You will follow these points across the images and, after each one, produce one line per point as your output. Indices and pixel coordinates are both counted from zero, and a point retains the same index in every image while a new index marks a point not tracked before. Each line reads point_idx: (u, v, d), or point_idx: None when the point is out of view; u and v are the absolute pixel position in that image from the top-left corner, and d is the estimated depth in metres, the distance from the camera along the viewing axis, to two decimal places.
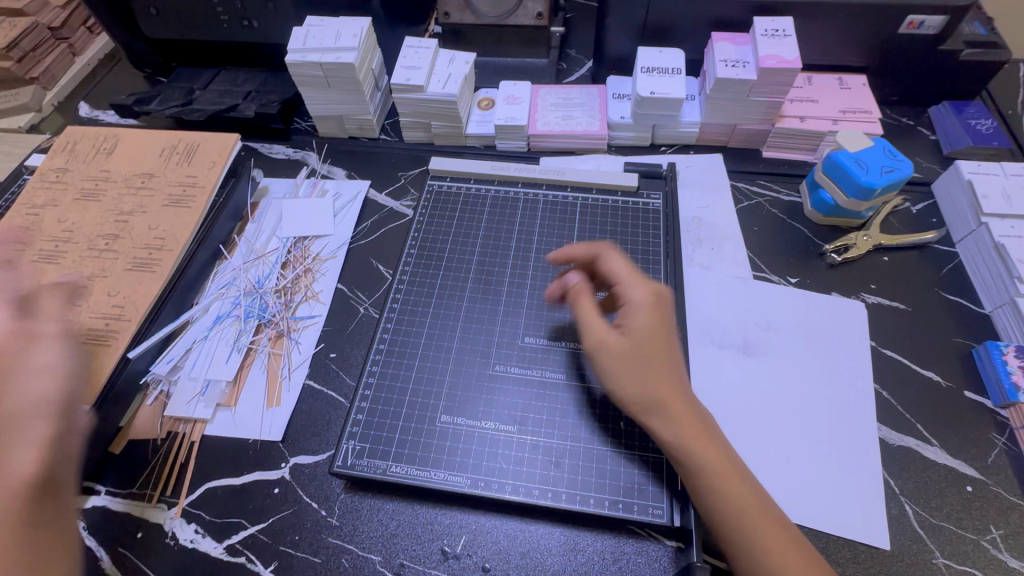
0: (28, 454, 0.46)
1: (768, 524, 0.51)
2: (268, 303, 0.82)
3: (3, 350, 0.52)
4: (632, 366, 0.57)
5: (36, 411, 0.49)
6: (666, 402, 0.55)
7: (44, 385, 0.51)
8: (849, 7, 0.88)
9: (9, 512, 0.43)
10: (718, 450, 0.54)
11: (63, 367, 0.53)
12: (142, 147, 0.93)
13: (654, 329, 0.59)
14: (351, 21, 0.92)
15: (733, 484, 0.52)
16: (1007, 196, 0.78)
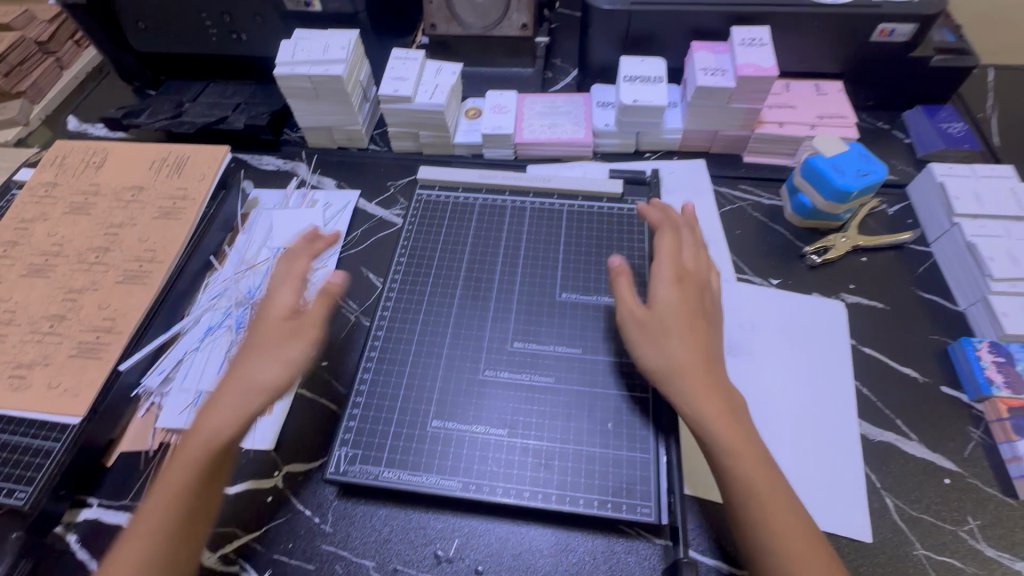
0: (229, 420, 0.60)
1: (768, 490, 0.57)
2: (260, 313, 0.83)
3: (270, 329, 0.65)
4: (659, 337, 0.64)
5: (250, 398, 0.61)
6: (686, 373, 0.62)
7: (275, 379, 0.62)
8: (823, 16, 0.91)
9: (198, 462, 0.58)
10: (736, 423, 0.59)
11: (290, 363, 0.63)
12: (131, 160, 0.94)
13: (676, 301, 0.66)
14: (339, 33, 0.94)
15: (746, 454, 0.58)
16: (977, 197, 0.81)
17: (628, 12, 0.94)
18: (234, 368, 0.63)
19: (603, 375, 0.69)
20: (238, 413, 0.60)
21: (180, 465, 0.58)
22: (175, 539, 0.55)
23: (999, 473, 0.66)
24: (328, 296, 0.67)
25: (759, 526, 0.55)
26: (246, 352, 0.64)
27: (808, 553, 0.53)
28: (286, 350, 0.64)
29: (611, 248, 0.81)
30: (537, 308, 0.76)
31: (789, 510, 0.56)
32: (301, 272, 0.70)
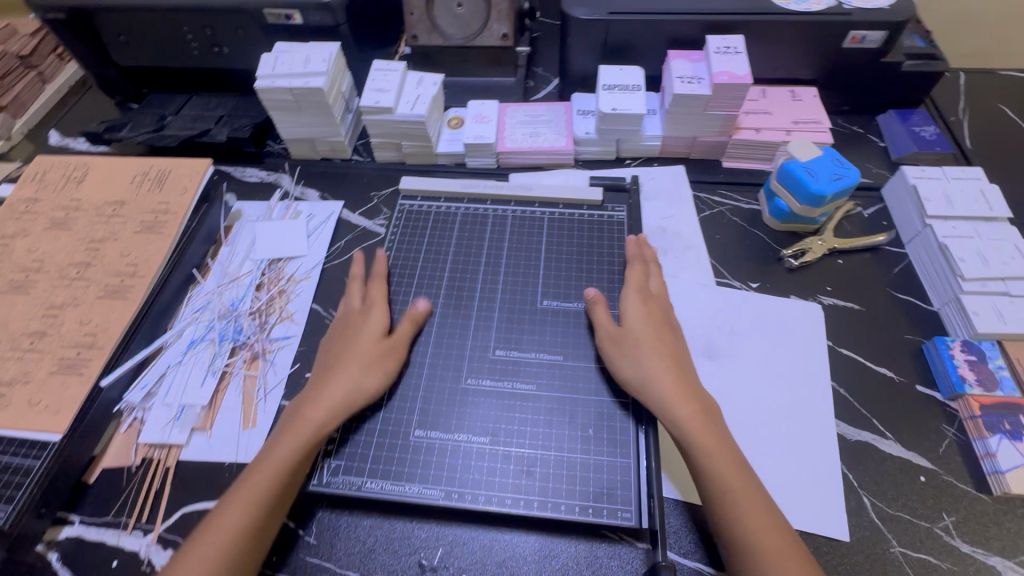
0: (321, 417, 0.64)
1: (743, 492, 0.59)
2: (243, 325, 0.83)
3: (366, 342, 0.69)
4: (632, 351, 0.67)
5: (351, 400, 0.65)
6: (659, 381, 0.64)
7: (374, 388, 0.67)
8: (795, 24, 0.92)
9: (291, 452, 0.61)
10: (710, 425, 0.62)
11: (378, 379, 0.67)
12: (113, 175, 0.93)
13: (645, 322, 0.70)
14: (320, 46, 0.95)
15: (720, 454, 0.60)
16: (948, 199, 0.83)
17: (606, 21, 0.95)
18: (338, 368, 0.67)
19: (584, 381, 0.70)
20: (337, 413, 0.64)
21: (285, 449, 0.62)
22: (265, 522, 0.59)
23: (973, 470, 0.68)
24: (417, 314, 0.73)
25: (731, 520, 0.57)
26: (350, 355, 0.68)
27: (779, 544, 0.56)
28: (386, 361, 0.69)
29: (592, 255, 0.82)
30: (518, 316, 0.76)
31: (759, 505, 0.58)
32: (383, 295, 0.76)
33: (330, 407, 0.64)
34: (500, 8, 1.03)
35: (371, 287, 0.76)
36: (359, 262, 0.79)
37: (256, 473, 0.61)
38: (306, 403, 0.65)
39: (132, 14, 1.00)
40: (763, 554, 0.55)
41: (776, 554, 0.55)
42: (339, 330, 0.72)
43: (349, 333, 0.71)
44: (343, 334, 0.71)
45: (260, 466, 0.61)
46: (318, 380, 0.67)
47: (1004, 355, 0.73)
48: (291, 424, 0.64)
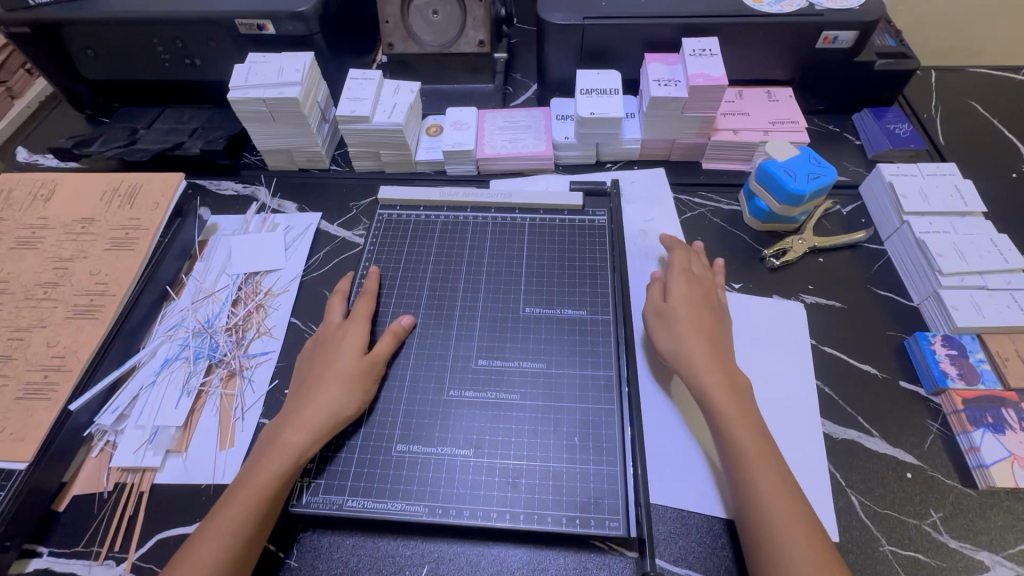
0: (302, 437, 0.62)
1: (760, 458, 0.61)
2: (219, 342, 0.81)
3: (345, 356, 0.68)
4: (674, 326, 0.71)
5: (330, 422, 0.63)
6: (692, 355, 0.68)
7: (356, 407, 0.65)
8: (768, 25, 0.93)
9: (271, 475, 0.59)
10: (736, 396, 0.65)
11: (357, 395, 0.66)
12: (81, 191, 0.91)
13: (685, 294, 0.73)
14: (293, 56, 0.93)
15: (742, 423, 0.63)
16: (924, 195, 0.84)
17: (582, 26, 0.95)
18: (318, 388, 0.65)
19: (568, 388, 0.69)
20: (317, 433, 0.63)
21: (264, 471, 0.60)
22: (246, 548, 0.57)
23: (958, 464, 0.68)
24: (399, 329, 0.72)
25: (747, 486, 0.60)
26: (330, 373, 0.66)
27: (791, 507, 0.58)
28: (368, 378, 0.67)
29: (574, 260, 0.82)
30: (501, 324, 0.75)
31: (773, 472, 0.60)
32: (367, 311, 0.74)
33: (310, 427, 0.62)
34: (476, 15, 1.03)
35: (356, 304, 0.75)
36: (347, 280, 0.79)
37: (233, 500, 0.59)
38: (287, 424, 0.63)
39: (99, 26, 0.97)
40: (772, 517, 0.58)
41: (787, 520, 0.57)
42: (320, 347, 0.70)
43: (329, 350, 0.69)
44: (323, 350, 0.69)
45: (239, 489, 0.59)
46: (297, 399, 0.65)
47: (984, 348, 0.74)
48: (269, 446, 0.62)
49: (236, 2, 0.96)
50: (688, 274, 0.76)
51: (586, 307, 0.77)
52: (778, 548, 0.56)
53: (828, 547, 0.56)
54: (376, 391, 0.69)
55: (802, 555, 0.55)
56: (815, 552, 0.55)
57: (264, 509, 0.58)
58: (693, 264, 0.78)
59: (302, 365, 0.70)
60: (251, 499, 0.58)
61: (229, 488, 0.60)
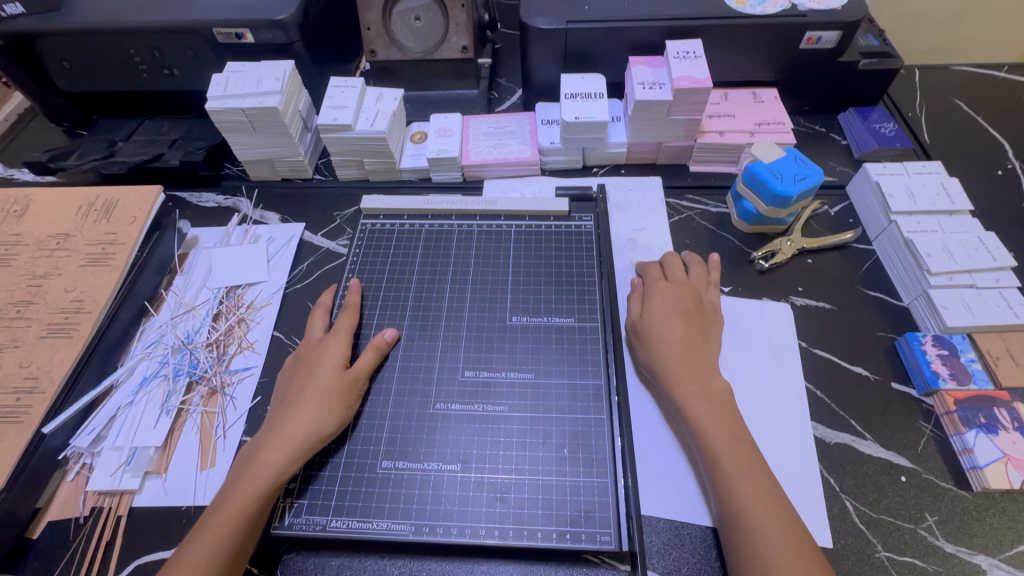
0: (279, 457, 0.60)
1: (745, 468, 0.60)
2: (199, 358, 0.79)
3: (322, 372, 0.66)
4: (650, 340, 0.71)
5: (310, 440, 0.62)
6: (671, 365, 0.68)
7: (337, 423, 0.63)
8: (752, 26, 0.93)
9: (249, 498, 0.58)
10: (711, 403, 0.65)
11: (336, 411, 0.64)
12: (57, 206, 0.89)
13: (663, 306, 0.73)
14: (273, 65, 0.91)
15: (719, 428, 0.63)
16: (911, 194, 0.84)
17: (565, 30, 0.94)
18: (295, 406, 0.63)
19: (556, 399, 0.68)
20: (295, 452, 0.61)
21: (240, 494, 0.58)
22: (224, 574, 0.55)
23: (952, 466, 0.67)
24: (381, 343, 0.70)
25: (727, 490, 0.59)
26: (310, 389, 0.64)
27: (772, 508, 0.58)
28: (350, 393, 0.66)
29: (561, 267, 0.81)
30: (487, 335, 0.74)
31: (755, 478, 0.60)
32: (349, 324, 0.72)
33: (289, 445, 0.61)
34: (458, 20, 1.02)
35: (338, 318, 0.73)
36: (329, 293, 0.77)
37: (211, 523, 0.57)
38: (264, 444, 0.61)
39: (74, 37, 0.95)
40: (750, 521, 0.57)
41: (764, 521, 0.57)
42: (298, 364, 0.69)
43: (308, 365, 0.67)
44: (301, 367, 0.68)
45: (215, 514, 0.57)
46: (276, 418, 0.64)
47: (974, 348, 0.73)
48: (246, 467, 0.60)
49: (214, 11, 0.94)
50: (665, 281, 0.76)
51: (575, 314, 0.75)
52: (762, 554, 0.55)
53: (810, 547, 0.56)
54: (359, 406, 0.68)
55: (785, 556, 0.54)
56: (797, 552, 0.55)
57: (242, 533, 0.56)
58: (673, 269, 0.78)
59: (283, 383, 0.69)
60: (228, 522, 0.56)
61: (206, 511, 0.59)
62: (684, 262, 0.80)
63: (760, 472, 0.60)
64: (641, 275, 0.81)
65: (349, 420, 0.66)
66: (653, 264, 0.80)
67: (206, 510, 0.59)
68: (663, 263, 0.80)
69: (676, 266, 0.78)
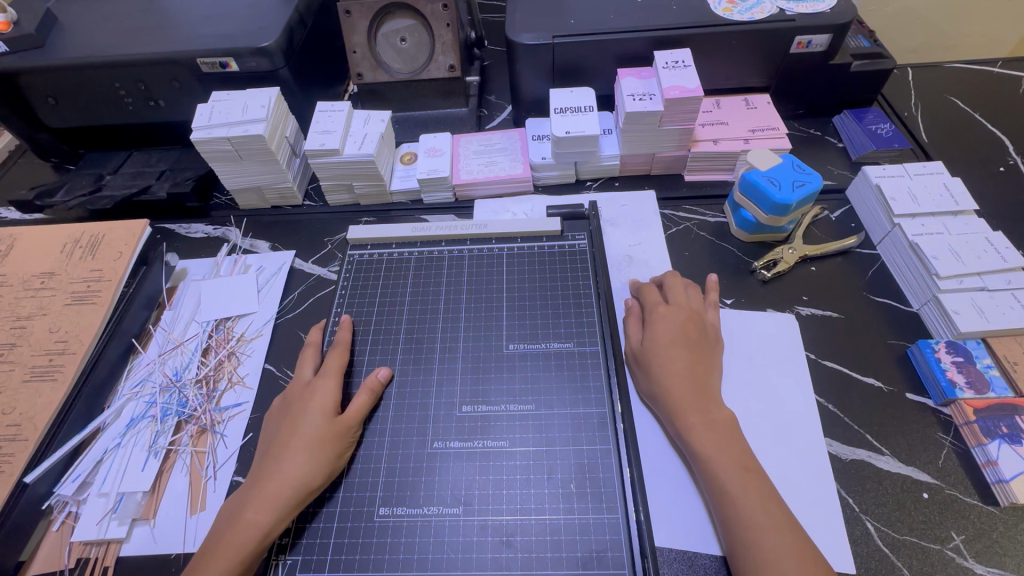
0: (267, 512, 0.57)
1: (756, 500, 0.57)
2: (188, 396, 0.76)
3: (308, 420, 0.63)
4: (651, 370, 0.68)
5: (299, 493, 0.59)
6: (673, 394, 0.65)
7: (326, 472, 0.61)
8: (740, 34, 0.91)
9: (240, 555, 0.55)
10: (715, 433, 0.62)
11: (325, 460, 0.61)
12: (42, 245, 0.87)
13: (664, 334, 0.70)
14: (259, 92, 0.90)
15: (726, 458, 0.60)
16: (913, 196, 0.81)
17: (552, 45, 0.93)
18: (283, 458, 0.60)
19: (559, 431, 0.65)
20: (283, 506, 0.58)
21: (227, 555, 0.55)
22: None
23: (976, 480, 0.64)
24: (374, 383, 0.68)
25: (737, 524, 0.56)
26: (298, 437, 0.62)
27: (784, 541, 0.54)
28: (341, 440, 0.63)
29: (556, 289, 0.78)
30: (484, 364, 0.71)
31: (771, 507, 0.57)
32: (339, 366, 0.70)
33: (275, 498, 0.58)
34: (444, 39, 1.01)
35: (328, 358, 0.71)
36: (318, 331, 0.75)
37: None
38: (251, 500, 0.59)
39: (57, 72, 0.95)
40: (763, 556, 0.54)
41: (773, 554, 0.54)
42: (285, 411, 0.66)
43: (296, 411, 0.64)
44: (287, 414, 0.65)
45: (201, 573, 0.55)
46: (263, 468, 0.61)
47: (991, 353, 0.70)
48: (230, 522, 0.58)
49: (198, 42, 0.94)
50: (665, 306, 0.73)
51: (573, 338, 0.73)
52: None
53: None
54: (352, 452, 0.65)
55: None
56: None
57: None
58: (674, 292, 0.75)
59: (270, 431, 0.66)
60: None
61: (190, 566, 0.56)
62: (684, 284, 0.77)
63: (771, 502, 0.57)
64: (638, 297, 0.78)
65: (342, 467, 0.64)
66: (652, 287, 0.77)
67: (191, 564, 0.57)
68: (664, 284, 0.77)
69: (677, 289, 0.75)
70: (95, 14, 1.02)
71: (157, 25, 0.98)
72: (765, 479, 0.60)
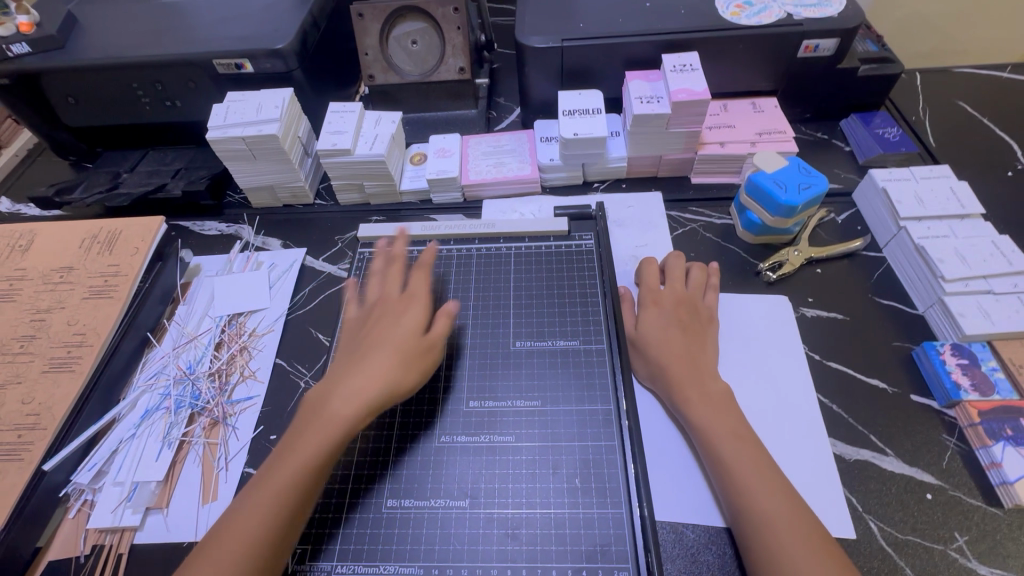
0: (352, 406, 0.59)
1: (751, 466, 0.58)
2: (201, 389, 0.78)
3: (394, 329, 0.66)
4: (646, 350, 0.70)
5: (385, 398, 0.61)
6: (669, 370, 0.67)
7: (412, 383, 0.63)
8: (747, 38, 0.92)
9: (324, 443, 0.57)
10: (710, 405, 0.64)
11: (410, 370, 0.64)
12: (61, 240, 0.89)
13: (655, 317, 0.73)
14: (273, 93, 0.92)
15: (720, 426, 0.62)
16: (920, 199, 0.82)
17: (560, 48, 0.94)
18: (372, 360, 0.63)
19: (565, 426, 0.66)
20: (368, 405, 0.60)
21: (310, 446, 0.57)
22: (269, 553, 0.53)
23: (980, 482, 0.64)
24: (451, 310, 0.71)
25: (733, 494, 0.57)
26: (389, 346, 0.64)
27: (780, 503, 0.56)
28: (426, 356, 0.66)
29: (563, 288, 0.80)
30: (491, 361, 0.73)
31: (766, 471, 0.58)
32: (424, 290, 0.71)
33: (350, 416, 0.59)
34: (455, 42, 1.03)
35: (413, 278, 0.73)
36: (401, 245, 0.78)
37: (283, 461, 0.57)
38: (336, 394, 0.60)
39: (77, 73, 0.97)
40: (758, 518, 0.55)
41: (770, 514, 0.55)
42: (370, 322, 0.68)
43: (385, 323, 0.67)
44: (375, 325, 0.67)
45: (284, 457, 0.57)
46: (348, 368, 0.63)
47: (996, 356, 0.71)
48: (314, 417, 0.59)
49: (214, 43, 0.96)
50: (659, 290, 0.76)
51: (579, 337, 0.74)
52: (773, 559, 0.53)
53: (823, 542, 0.53)
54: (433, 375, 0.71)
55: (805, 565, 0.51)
56: (809, 548, 0.52)
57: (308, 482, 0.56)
58: (671, 275, 0.77)
59: (351, 337, 0.68)
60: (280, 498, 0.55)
61: (275, 450, 0.59)
62: (685, 267, 0.78)
63: (764, 464, 0.59)
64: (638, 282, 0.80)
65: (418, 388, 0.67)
66: (654, 269, 0.78)
67: (250, 481, 0.57)
68: (664, 267, 0.79)
69: (674, 273, 0.77)
70: (114, 16, 1.04)
71: (174, 28, 1.00)
72: (758, 446, 0.61)
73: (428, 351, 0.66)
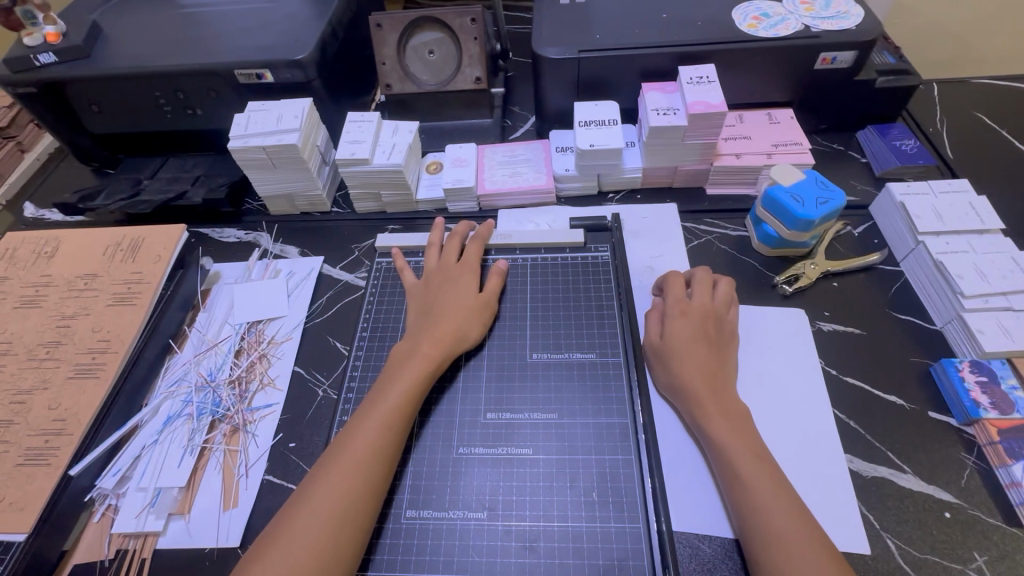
0: (432, 350, 0.70)
1: (770, 488, 0.58)
2: (222, 396, 0.79)
3: (456, 288, 0.77)
4: (672, 362, 0.69)
5: (456, 344, 0.72)
6: (692, 385, 0.67)
7: (476, 332, 0.74)
8: (764, 50, 0.92)
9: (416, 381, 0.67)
10: (731, 422, 0.64)
11: (474, 321, 0.75)
12: (85, 247, 0.91)
13: (686, 328, 0.70)
14: (292, 103, 0.93)
15: (739, 445, 0.62)
16: (938, 214, 0.81)
17: (577, 59, 0.95)
18: (443, 315, 0.73)
19: (582, 440, 0.67)
20: (444, 348, 0.70)
21: (401, 388, 0.66)
22: (350, 533, 0.57)
23: (1000, 501, 0.64)
24: (501, 268, 0.81)
25: (747, 510, 0.58)
26: (456, 305, 0.74)
27: (794, 524, 0.55)
28: (483, 310, 0.76)
29: (579, 299, 0.80)
30: (507, 373, 0.73)
31: (781, 491, 0.58)
32: (476, 255, 0.82)
33: (375, 435, 0.62)
34: (471, 52, 1.04)
35: (468, 248, 0.83)
36: (467, 225, 0.86)
37: (384, 395, 0.66)
38: (418, 342, 0.70)
39: (101, 82, 0.99)
40: (773, 537, 0.55)
41: (786, 536, 0.55)
42: (433, 284, 0.78)
43: (447, 286, 0.77)
44: (439, 286, 0.77)
45: (378, 396, 0.66)
46: (423, 322, 0.73)
47: (1016, 373, 0.70)
48: (401, 364, 0.69)
49: (236, 54, 0.97)
50: (688, 301, 0.73)
51: (595, 349, 0.75)
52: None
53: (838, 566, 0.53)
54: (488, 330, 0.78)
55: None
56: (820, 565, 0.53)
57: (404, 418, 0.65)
58: (698, 286, 0.75)
59: (416, 298, 0.78)
60: (332, 506, 0.57)
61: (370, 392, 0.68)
62: (713, 279, 0.76)
63: (781, 485, 0.59)
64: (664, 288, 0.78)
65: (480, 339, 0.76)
66: (679, 278, 0.76)
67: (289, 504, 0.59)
68: (691, 278, 0.77)
69: (702, 285, 0.75)
70: (138, 26, 1.06)
71: (196, 38, 1.02)
72: (776, 469, 0.61)
73: (484, 308, 0.77)
